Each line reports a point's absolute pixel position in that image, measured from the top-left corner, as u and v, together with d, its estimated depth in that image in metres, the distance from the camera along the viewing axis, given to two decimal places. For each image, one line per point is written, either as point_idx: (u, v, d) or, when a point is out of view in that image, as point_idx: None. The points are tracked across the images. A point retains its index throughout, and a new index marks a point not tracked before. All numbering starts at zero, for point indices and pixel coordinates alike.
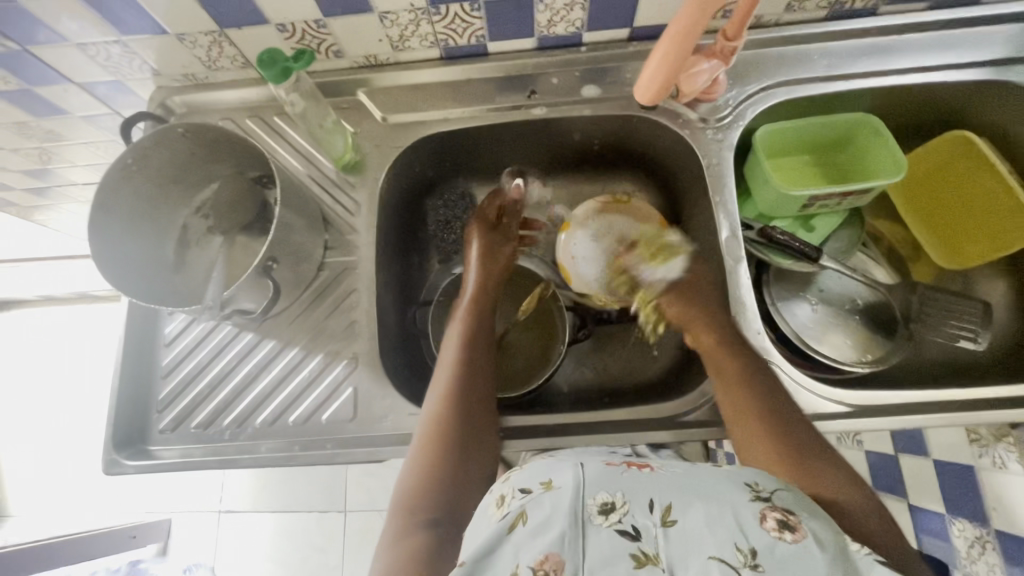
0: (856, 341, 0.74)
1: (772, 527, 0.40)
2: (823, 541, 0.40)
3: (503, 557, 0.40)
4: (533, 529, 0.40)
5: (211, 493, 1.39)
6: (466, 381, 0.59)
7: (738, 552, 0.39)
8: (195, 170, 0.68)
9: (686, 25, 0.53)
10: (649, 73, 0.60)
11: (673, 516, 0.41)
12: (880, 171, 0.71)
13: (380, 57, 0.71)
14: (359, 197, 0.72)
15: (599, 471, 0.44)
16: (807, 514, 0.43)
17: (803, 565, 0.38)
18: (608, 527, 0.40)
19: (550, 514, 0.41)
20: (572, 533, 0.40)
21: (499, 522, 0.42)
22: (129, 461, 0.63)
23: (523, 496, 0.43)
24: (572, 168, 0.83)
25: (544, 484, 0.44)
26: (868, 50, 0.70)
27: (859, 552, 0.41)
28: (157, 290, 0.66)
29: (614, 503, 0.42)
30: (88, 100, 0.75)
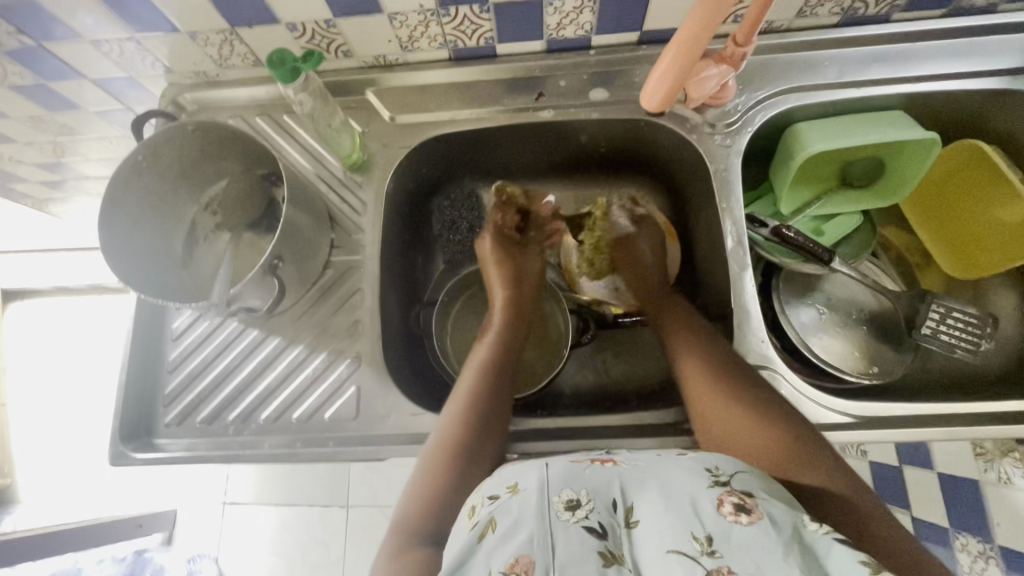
0: (860, 351, 0.74)
1: (728, 512, 0.43)
2: (779, 522, 0.42)
3: (479, 564, 0.42)
4: (502, 535, 0.43)
5: (216, 485, 1.41)
6: (487, 397, 0.60)
7: (695, 541, 0.41)
8: (204, 168, 0.68)
9: (699, 27, 0.51)
10: (653, 80, 0.61)
11: (635, 517, 0.44)
12: (907, 182, 0.72)
13: (389, 57, 0.71)
14: (365, 197, 0.72)
15: (566, 472, 0.47)
16: (764, 495, 0.45)
17: (762, 544, 0.40)
18: (575, 523, 0.43)
19: (517, 518, 0.44)
20: (541, 533, 0.42)
21: (471, 531, 0.45)
22: (134, 453, 0.64)
23: (491, 502, 0.46)
24: (579, 170, 0.83)
25: (511, 488, 0.47)
26: (880, 57, 0.69)
27: (816, 532, 0.42)
28: (165, 285, 0.66)
29: (579, 500, 0.45)
30: (102, 95, 0.76)
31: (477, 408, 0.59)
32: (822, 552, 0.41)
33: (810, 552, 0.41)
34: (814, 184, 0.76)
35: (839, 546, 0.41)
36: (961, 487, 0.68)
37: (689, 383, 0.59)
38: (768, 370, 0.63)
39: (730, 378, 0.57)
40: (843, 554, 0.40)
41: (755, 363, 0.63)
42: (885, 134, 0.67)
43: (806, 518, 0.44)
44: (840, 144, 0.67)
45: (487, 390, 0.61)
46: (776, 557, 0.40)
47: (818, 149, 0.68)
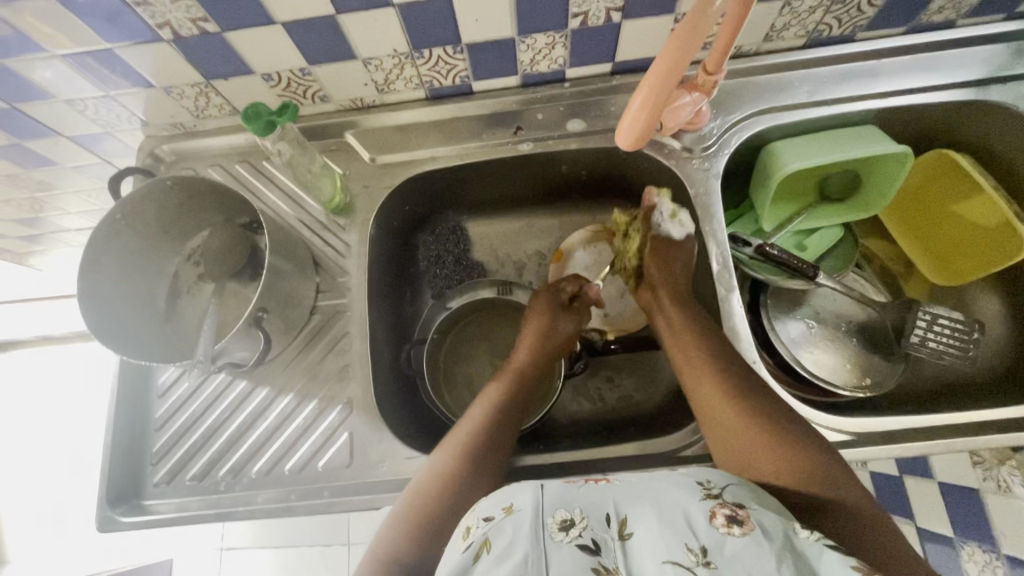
0: (850, 363, 0.74)
1: (721, 524, 0.43)
2: (769, 530, 0.43)
3: None
4: (497, 556, 0.42)
5: (212, 531, 1.37)
6: (487, 432, 0.59)
7: (689, 552, 0.41)
8: (184, 220, 0.68)
9: (679, 46, 0.50)
10: (634, 117, 0.59)
11: (628, 529, 0.44)
12: (882, 195, 0.74)
13: (366, 100, 0.72)
14: (349, 239, 0.72)
15: (560, 492, 0.47)
16: (755, 505, 0.45)
17: (755, 554, 0.41)
18: (569, 542, 0.43)
19: (513, 539, 0.43)
20: (535, 555, 0.42)
21: (465, 552, 0.44)
22: (124, 517, 0.62)
23: (486, 523, 0.45)
24: (563, 199, 0.84)
25: (505, 508, 0.46)
26: (848, 76, 0.71)
27: (808, 539, 0.43)
28: (148, 342, 0.65)
29: (574, 519, 0.44)
30: (79, 151, 0.76)
31: (478, 442, 0.59)
32: (814, 559, 0.41)
33: (803, 560, 0.41)
34: (793, 200, 0.77)
35: (829, 552, 0.41)
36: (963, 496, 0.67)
37: (694, 381, 0.59)
38: None
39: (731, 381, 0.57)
40: (834, 560, 0.41)
41: None
42: (860, 148, 0.68)
43: (797, 526, 0.44)
44: (817, 161, 0.69)
45: (493, 436, 0.59)
46: (769, 564, 0.40)
47: (796, 167, 0.69)
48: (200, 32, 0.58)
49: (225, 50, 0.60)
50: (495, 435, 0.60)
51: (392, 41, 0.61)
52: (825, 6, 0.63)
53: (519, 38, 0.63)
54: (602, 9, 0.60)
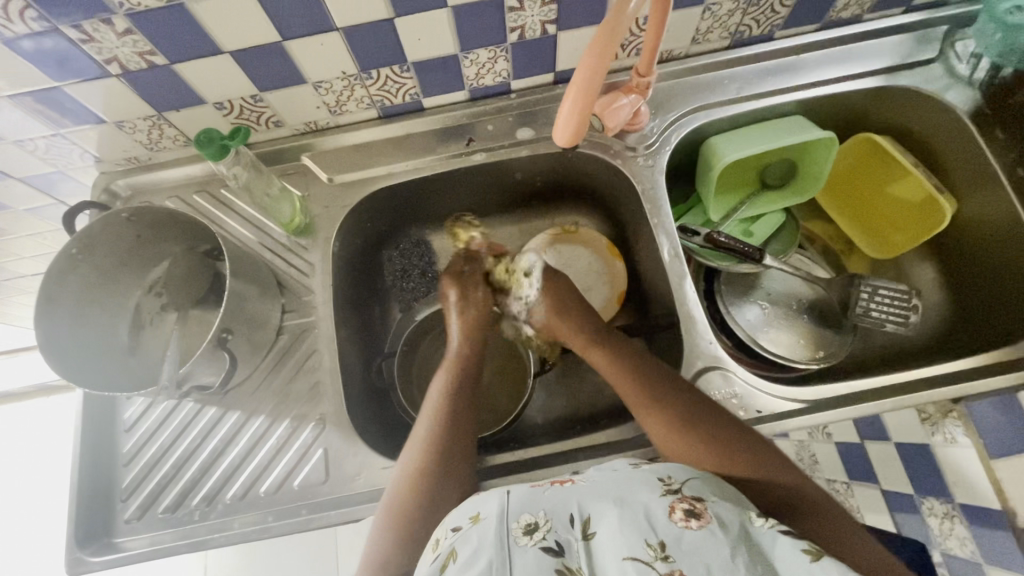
0: (804, 339, 0.79)
1: (679, 517, 0.45)
2: (726, 523, 0.45)
3: None
4: (463, 562, 0.44)
5: None
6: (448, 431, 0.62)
7: (648, 547, 0.42)
8: (143, 251, 0.68)
9: (600, 52, 0.54)
10: (564, 122, 0.63)
11: (591, 529, 0.45)
12: (816, 177, 0.79)
13: (320, 122, 0.74)
14: (312, 259, 0.73)
15: (525, 499, 0.49)
16: (713, 498, 0.48)
17: (711, 544, 0.43)
18: (533, 546, 0.44)
19: (478, 546, 0.44)
20: (499, 558, 0.43)
21: (433, 564, 0.46)
22: (94, 558, 0.60)
23: (454, 534, 0.48)
24: (521, 206, 0.87)
25: (472, 518, 0.48)
26: (771, 71, 0.76)
27: (761, 526, 0.46)
28: (113, 375, 0.64)
29: (537, 522, 0.45)
30: (32, 193, 0.76)
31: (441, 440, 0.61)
32: (770, 544, 0.44)
33: (757, 546, 0.44)
34: (735, 190, 0.82)
35: (782, 537, 0.44)
36: (917, 453, 0.71)
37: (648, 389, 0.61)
38: (720, 370, 0.65)
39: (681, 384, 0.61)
40: (787, 543, 0.44)
41: (707, 365, 0.66)
42: (788, 137, 0.73)
43: (751, 515, 0.47)
44: (752, 151, 0.73)
45: (450, 428, 0.62)
46: (726, 554, 0.42)
47: (731, 159, 0.73)
48: (148, 66, 0.59)
49: (174, 82, 0.62)
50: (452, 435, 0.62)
51: (340, 63, 0.64)
52: (742, 9, 0.68)
53: (462, 54, 0.67)
54: (536, 22, 0.64)
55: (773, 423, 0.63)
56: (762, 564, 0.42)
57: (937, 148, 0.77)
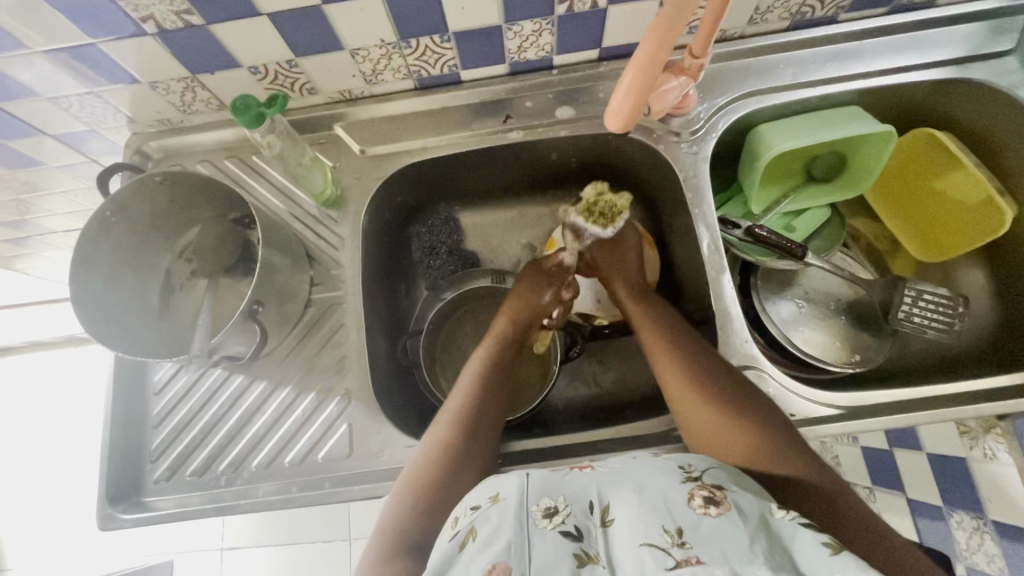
0: (841, 341, 0.76)
1: (698, 505, 0.44)
2: (746, 512, 0.44)
3: (458, 571, 0.43)
4: (480, 541, 0.44)
5: (213, 533, 1.40)
6: (477, 411, 0.61)
7: (666, 534, 0.42)
8: (175, 215, 0.67)
9: (661, 35, 0.51)
10: (614, 114, 0.60)
11: (610, 516, 0.46)
12: (868, 173, 0.75)
13: (354, 91, 0.72)
14: (342, 232, 0.72)
15: (544, 479, 0.49)
16: (734, 488, 0.47)
17: (731, 533, 0.42)
18: (551, 529, 0.44)
19: (497, 526, 0.45)
20: (518, 540, 0.43)
21: (452, 541, 0.46)
22: (123, 515, 0.62)
23: (472, 513, 0.47)
24: (554, 187, 0.84)
25: (491, 497, 0.48)
26: (832, 57, 0.71)
27: (784, 518, 0.45)
28: (144, 338, 0.65)
29: (556, 507, 0.46)
30: (65, 151, 0.75)
31: (469, 420, 0.60)
32: (790, 537, 0.43)
33: (777, 538, 0.43)
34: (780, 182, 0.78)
35: (803, 531, 0.43)
36: (949, 466, 0.69)
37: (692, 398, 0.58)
38: (755, 370, 0.64)
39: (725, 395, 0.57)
40: (807, 538, 0.43)
41: (741, 364, 0.64)
42: (844, 129, 0.69)
43: (773, 507, 0.46)
44: (803, 143, 0.69)
45: (476, 408, 0.61)
46: (746, 544, 0.41)
47: (784, 149, 0.69)
48: (184, 25, 0.57)
49: (210, 43, 0.60)
50: (481, 416, 0.61)
51: (379, 30, 0.61)
52: None
53: (507, 25, 0.63)
54: None
55: (806, 428, 0.61)
56: (781, 556, 0.41)
57: (1003, 147, 0.72)
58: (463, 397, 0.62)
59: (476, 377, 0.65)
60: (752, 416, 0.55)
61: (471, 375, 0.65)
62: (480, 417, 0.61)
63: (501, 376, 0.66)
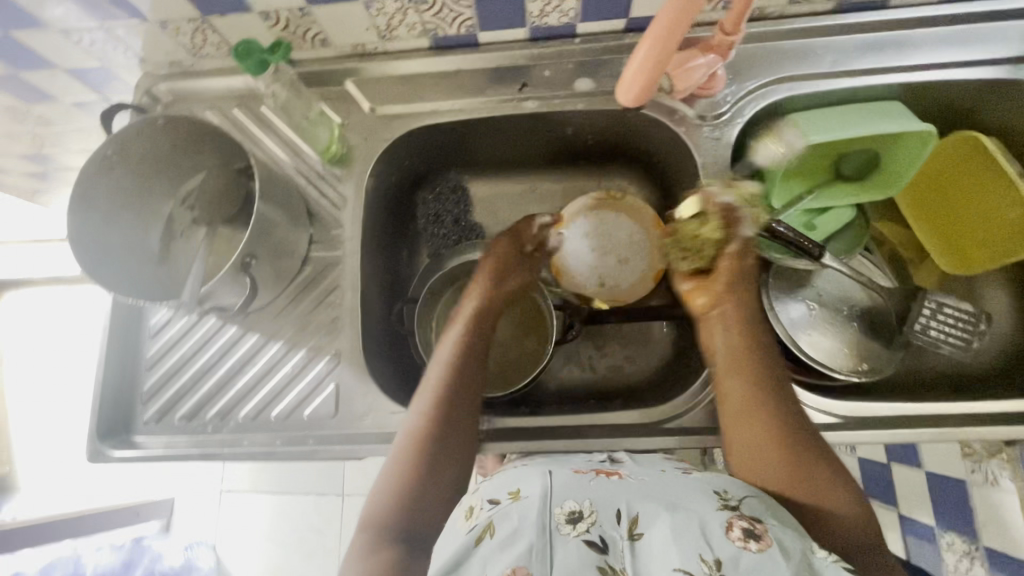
0: (849, 348, 0.72)
1: (738, 538, 0.46)
2: (787, 549, 0.45)
3: (475, 566, 0.48)
4: (500, 541, 0.49)
5: (212, 475, 1.46)
6: (458, 397, 0.60)
7: (703, 563, 0.44)
8: (179, 161, 0.66)
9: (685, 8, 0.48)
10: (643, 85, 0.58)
11: (639, 529, 0.48)
12: (901, 174, 0.70)
13: (368, 46, 0.69)
14: (345, 191, 0.71)
15: (569, 484, 0.53)
16: (772, 520, 0.48)
17: (769, 570, 0.44)
18: (575, 537, 0.48)
19: (517, 527, 0.49)
20: (541, 545, 0.47)
21: (470, 534, 0.51)
22: (113, 451, 0.63)
23: (492, 508, 0.53)
24: (567, 163, 0.81)
25: (513, 495, 0.53)
26: (876, 46, 0.66)
27: (824, 559, 0.46)
28: (142, 281, 0.65)
29: (581, 512, 0.50)
30: (77, 86, 0.75)
31: (449, 405, 0.59)
32: None
33: None
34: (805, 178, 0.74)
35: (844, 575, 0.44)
36: (947, 486, 0.67)
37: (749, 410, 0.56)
38: None
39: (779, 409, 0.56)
40: None
41: None
42: (882, 124, 0.64)
43: (816, 546, 0.47)
44: (834, 136, 0.65)
45: (456, 393, 0.60)
46: None
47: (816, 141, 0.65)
48: None
49: None
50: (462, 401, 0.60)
51: None
52: None
53: None
54: None
55: None
56: None
57: None
58: (437, 388, 0.60)
59: (455, 359, 0.62)
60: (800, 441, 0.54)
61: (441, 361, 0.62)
62: (461, 402, 0.60)
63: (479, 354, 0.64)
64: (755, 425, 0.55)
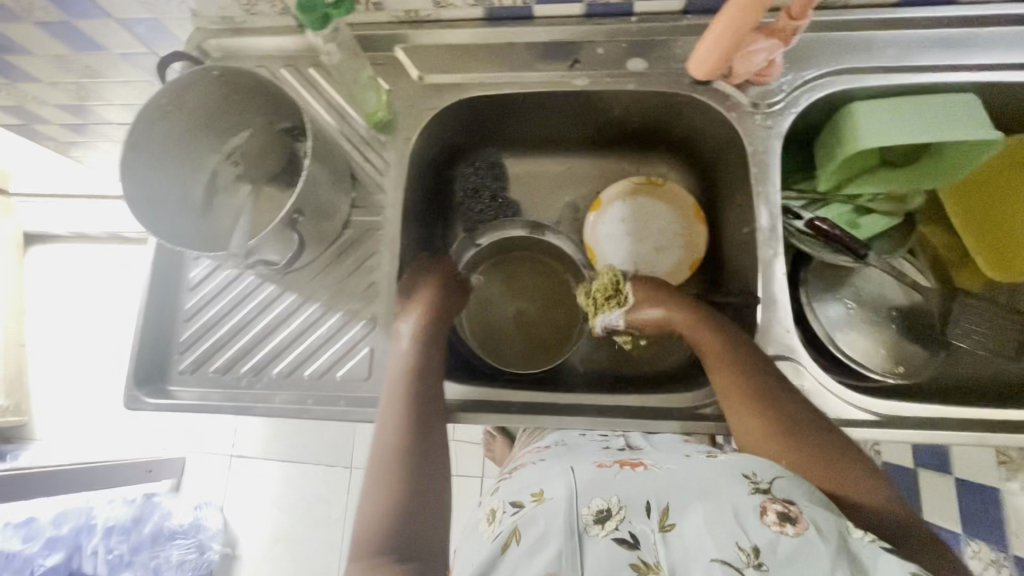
0: (886, 350, 0.71)
1: (773, 522, 0.50)
2: (823, 531, 0.49)
3: (507, 568, 0.56)
4: (529, 547, 0.56)
5: (225, 438, 1.48)
6: (417, 408, 0.59)
7: (740, 552, 0.50)
8: (227, 116, 0.67)
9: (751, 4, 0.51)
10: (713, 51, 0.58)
11: (670, 522, 0.54)
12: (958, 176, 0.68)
13: (421, 12, 0.69)
14: (388, 157, 0.70)
15: (592, 484, 0.60)
16: (807, 502, 0.52)
17: (806, 554, 0.48)
18: (604, 536, 0.55)
19: (545, 531, 0.57)
20: (570, 545, 0.55)
21: (499, 540, 0.59)
22: (148, 398, 0.64)
23: (519, 512, 0.60)
24: (608, 146, 0.81)
25: (541, 495, 0.61)
26: (939, 42, 0.65)
27: (862, 539, 0.49)
28: (185, 232, 0.65)
29: (609, 512, 0.56)
30: (127, 37, 0.75)
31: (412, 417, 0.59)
32: (870, 560, 0.48)
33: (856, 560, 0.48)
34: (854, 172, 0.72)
35: (884, 554, 0.48)
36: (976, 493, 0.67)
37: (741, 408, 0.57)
38: (792, 362, 0.61)
39: (779, 406, 0.57)
40: (890, 562, 0.47)
41: (778, 354, 0.62)
42: (945, 125, 0.62)
43: (853, 527, 0.50)
44: (894, 133, 0.63)
45: (414, 405, 0.59)
46: (822, 564, 0.47)
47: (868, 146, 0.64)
48: None
49: None
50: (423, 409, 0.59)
51: None
52: None
53: None
54: None
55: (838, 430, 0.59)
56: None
57: None
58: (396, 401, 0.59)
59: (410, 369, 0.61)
60: (806, 436, 0.55)
61: (395, 377, 0.60)
62: (422, 411, 0.59)
63: (433, 356, 0.63)
64: (754, 420, 0.57)
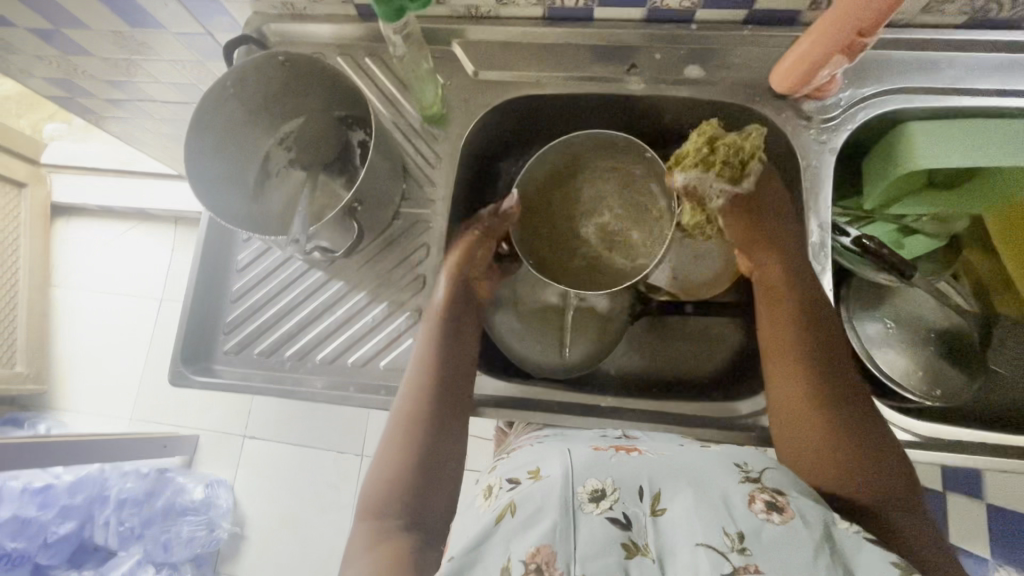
0: (925, 372, 0.70)
1: (760, 509, 0.47)
2: (809, 521, 0.46)
3: (498, 544, 0.46)
4: (523, 521, 0.47)
5: (240, 418, 1.49)
6: (435, 394, 0.59)
7: (727, 537, 0.45)
8: (285, 100, 0.67)
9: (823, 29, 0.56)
10: (791, 59, 0.62)
11: (661, 505, 0.49)
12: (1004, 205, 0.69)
13: (482, 8, 0.69)
14: (440, 151, 0.71)
15: (590, 462, 0.52)
16: (795, 494, 0.49)
17: (792, 541, 0.44)
18: (599, 515, 0.47)
19: (541, 505, 0.48)
20: (565, 524, 0.46)
21: (490, 514, 0.49)
22: (195, 376, 0.65)
23: (512, 489, 0.51)
24: (654, 151, 0.81)
25: (534, 472, 0.52)
26: (1002, 67, 0.65)
27: (846, 531, 0.47)
28: (237, 214, 0.66)
29: (604, 491, 0.49)
30: (185, 17, 0.75)
31: (427, 404, 0.58)
32: (853, 550, 0.45)
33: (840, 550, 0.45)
34: None
35: (867, 546, 0.45)
36: (1008, 519, 0.67)
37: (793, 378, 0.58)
38: None
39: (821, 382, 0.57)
40: (873, 556, 0.44)
41: None
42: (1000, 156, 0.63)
43: (836, 518, 0.48)
44: (948, 158, 0.63)
45: (433, 391, 0.59)
46: (809, 553, 0.43)
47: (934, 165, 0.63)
48: None
49: None
50: (442, 396, 0.59)
51: None
52: None
53: None
54: None
55: None
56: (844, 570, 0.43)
57: None
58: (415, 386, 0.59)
59: (428, 355, 0.61)
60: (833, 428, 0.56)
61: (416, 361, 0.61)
62: (441, 398, 0.59)
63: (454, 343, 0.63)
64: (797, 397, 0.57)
